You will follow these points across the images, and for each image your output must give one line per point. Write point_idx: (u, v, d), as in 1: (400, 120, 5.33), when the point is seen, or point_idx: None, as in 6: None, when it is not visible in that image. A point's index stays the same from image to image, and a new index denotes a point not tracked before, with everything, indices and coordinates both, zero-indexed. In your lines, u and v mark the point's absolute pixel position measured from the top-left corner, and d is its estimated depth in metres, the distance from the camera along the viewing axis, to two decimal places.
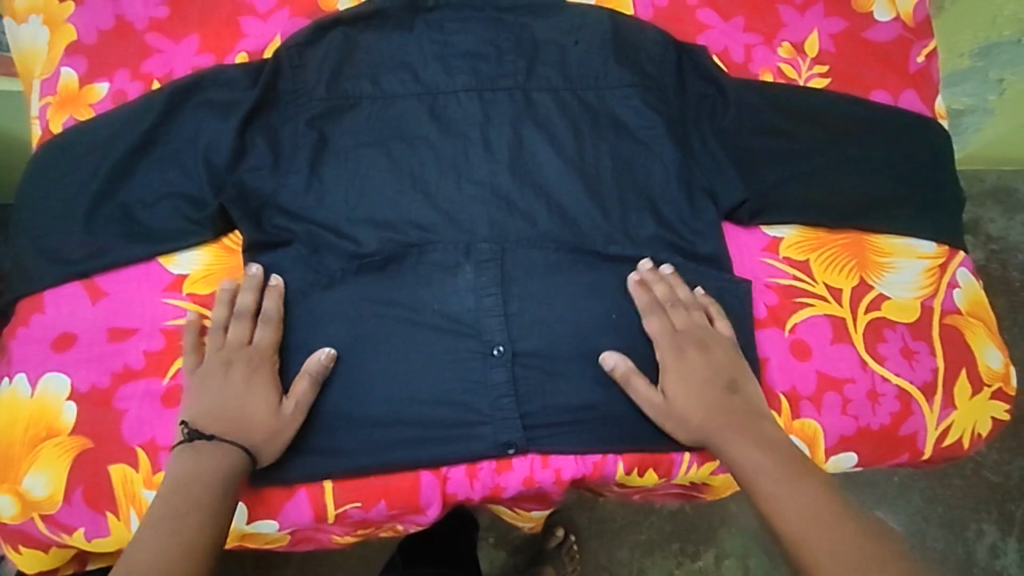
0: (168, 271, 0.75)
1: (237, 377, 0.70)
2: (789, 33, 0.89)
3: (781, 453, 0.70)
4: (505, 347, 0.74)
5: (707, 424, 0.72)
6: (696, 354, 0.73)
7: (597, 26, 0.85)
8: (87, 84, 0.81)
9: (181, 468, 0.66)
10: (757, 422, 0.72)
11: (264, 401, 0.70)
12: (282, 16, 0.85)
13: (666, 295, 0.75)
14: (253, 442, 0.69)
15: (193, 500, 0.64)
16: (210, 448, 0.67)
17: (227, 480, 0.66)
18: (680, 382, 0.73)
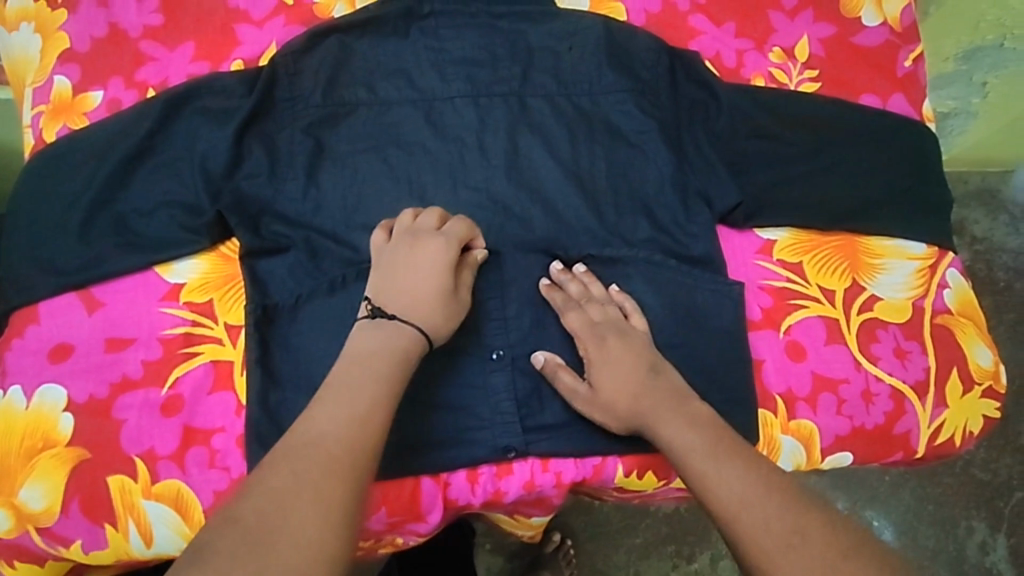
0: (165, 280, 0.75)
1: (426, 258, 0.70)
2: (779, 38, 0.90)
3: (722, 445, 0.67)
4: (504, 352, 0.75)
5: (637, 411, 0.71)
6: (616, 343, 0.73)
7: (590, 33, 0.86)
8: (81, 92, 0.81)
9: (367, 342, 0.65)
10: (693, 411, 0.70)
11: (445, 284, 0.70)
12: (277, 23, 0.85)
13: (580, 292, 0.75)
14: (429, 322, 0.68)
15: (364, 379, 0.62)
16: (388, 326, 0.67)
17: (400, 360, 0.65)
18: (604, 373, 0.72)
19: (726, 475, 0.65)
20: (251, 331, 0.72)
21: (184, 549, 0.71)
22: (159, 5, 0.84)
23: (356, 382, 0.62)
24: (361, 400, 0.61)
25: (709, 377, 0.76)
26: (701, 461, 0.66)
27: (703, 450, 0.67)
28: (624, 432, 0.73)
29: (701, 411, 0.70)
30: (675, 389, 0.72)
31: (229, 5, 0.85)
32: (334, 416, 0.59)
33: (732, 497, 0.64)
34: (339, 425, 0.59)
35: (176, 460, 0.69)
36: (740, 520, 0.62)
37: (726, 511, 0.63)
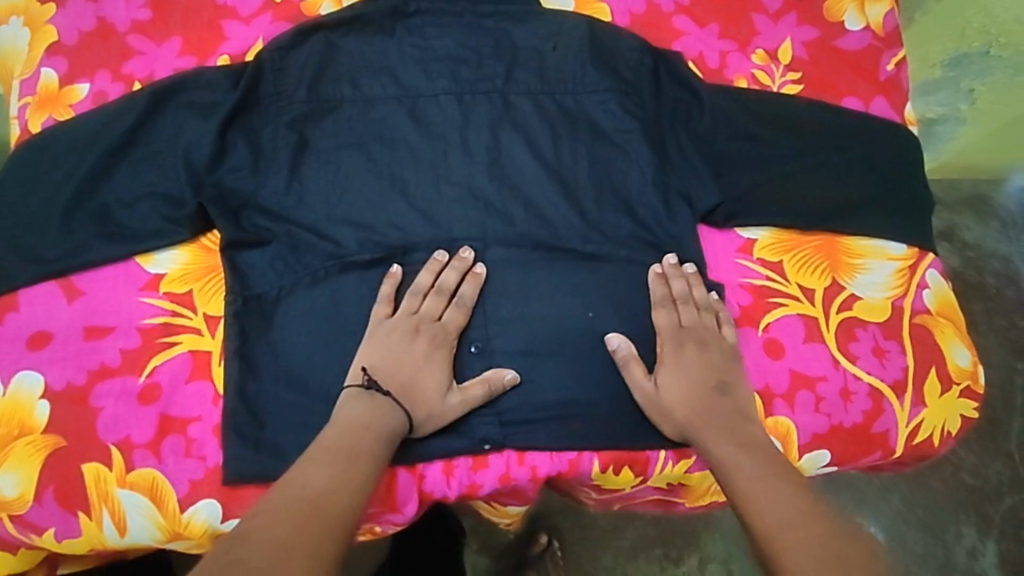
0: (145, 271, 0.75)
1: (422, 347, 0.72)
2: (762, 41, 0.91)
3: (775, 468, 0.68)
4: (481, 344, 0.75)
5: (693, 419, 0.73)
6: (694, 350, 0.75)
7: (575, 32, 0.87)
8: (67, 85, 0.82)
9: (360, 411, 0.68)
10: (746, 432, 0.72)
11: (439, 379, 0.72)
12: (264, 20, 0.86)
13: (679, 293, 0.77)
14: (417, 413, 0.71)
15: (359, 449, 0.66)
16: (383, 404, 0.69)
17: (389, 443, 0.68)
18: (673, 375, 0.74)
19: (776, 495, 0.65)
20: (231, 320, 0.73)
21: (159, 539, 0.71)
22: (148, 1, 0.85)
23: (352, 449, 0.65)
24: (349, 467, 0.64)
25: None
26: (752, 479, 0.67)
27: (755, 468, 0.68)
28: (675, 438, 0.75)
29: (753, 433, 0.72)
30: (732, 408, 0.74)
31: (217, 2, 0.86)
32: (327, 478, 0.62)
33: (779, 515, 0.63)
34: (326, 487, 0.62)
35: (151, 449, 0.70)
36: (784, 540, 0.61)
37: (769, 528, 0.62)
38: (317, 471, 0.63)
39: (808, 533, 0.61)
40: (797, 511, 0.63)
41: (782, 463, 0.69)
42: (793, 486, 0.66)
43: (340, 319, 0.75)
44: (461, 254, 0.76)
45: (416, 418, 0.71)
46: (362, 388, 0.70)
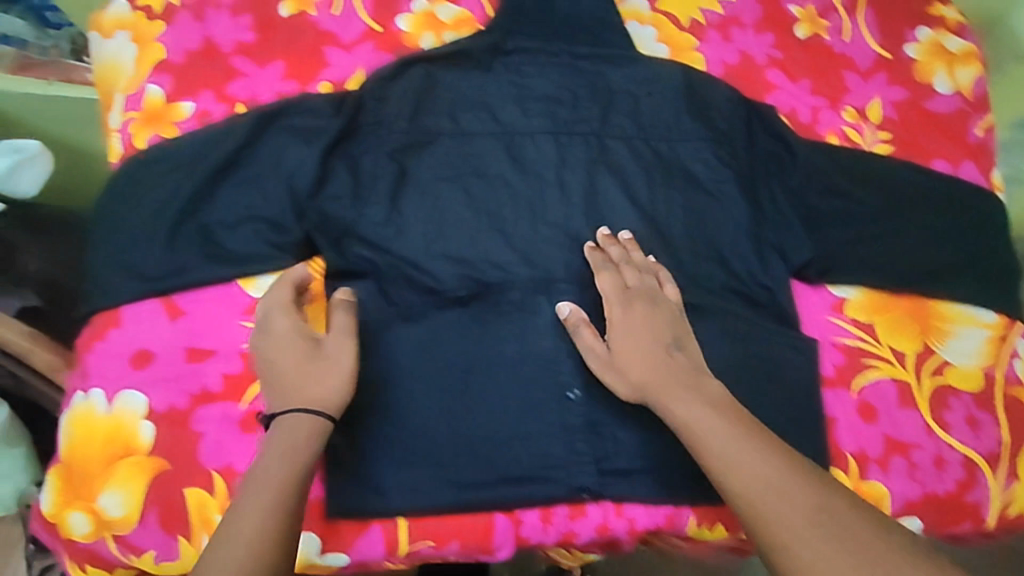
0: (246, 294, 0.76)
1: (303, 337, 0.68)
2: (853, 98, 0.91)
3: (748, 434, 0.65)
4: (580, 391, 0.75)
5: (647, 379, 0.69)
6: (644, 306, 0.73)
7: (672, 80, 0.88)
8: (173, 102, 0.82)
9: (272, 448, 0.63)
10: (709, 392, 0.69)
11: (296, 355, 0.67)
12: (366, 49, 0.86)
13: (608, 278, 0.76)
14: (314, 400, 0.65)
15: (269, 487, 0.61)
16: (289, 421, 0.64)
17: (311, 442, 0.63)
18: (625, 335, 0.72)
19: (756, 476, 0.63)
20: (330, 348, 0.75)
21: None
22: (252, 23, 0.86)
23: (256, 496, 0.60)
24: (269, 514, 0.60)
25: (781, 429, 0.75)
26: (733, 461, 0.64)
27: (724, 436, 0.65)
28: (628, 398, 0.72)
29: (713, 390, 0.69)
30: (685, 363, 0.71)
31: (319, 27, 0.86)
32: (237, 540, 0.58)
33: (771, 502, 0.62)
34: (249, 549, 0.58)
35: None
36: (781, 537, 0.60)
37: (757, 514, 0.62)
38: (234, 534, 0.58)
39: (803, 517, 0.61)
40: (781, 491, 0.62)
41: (750, 422, 0.67)
42: (767, 455, 0.64)
43: (438, 353, 0.76)
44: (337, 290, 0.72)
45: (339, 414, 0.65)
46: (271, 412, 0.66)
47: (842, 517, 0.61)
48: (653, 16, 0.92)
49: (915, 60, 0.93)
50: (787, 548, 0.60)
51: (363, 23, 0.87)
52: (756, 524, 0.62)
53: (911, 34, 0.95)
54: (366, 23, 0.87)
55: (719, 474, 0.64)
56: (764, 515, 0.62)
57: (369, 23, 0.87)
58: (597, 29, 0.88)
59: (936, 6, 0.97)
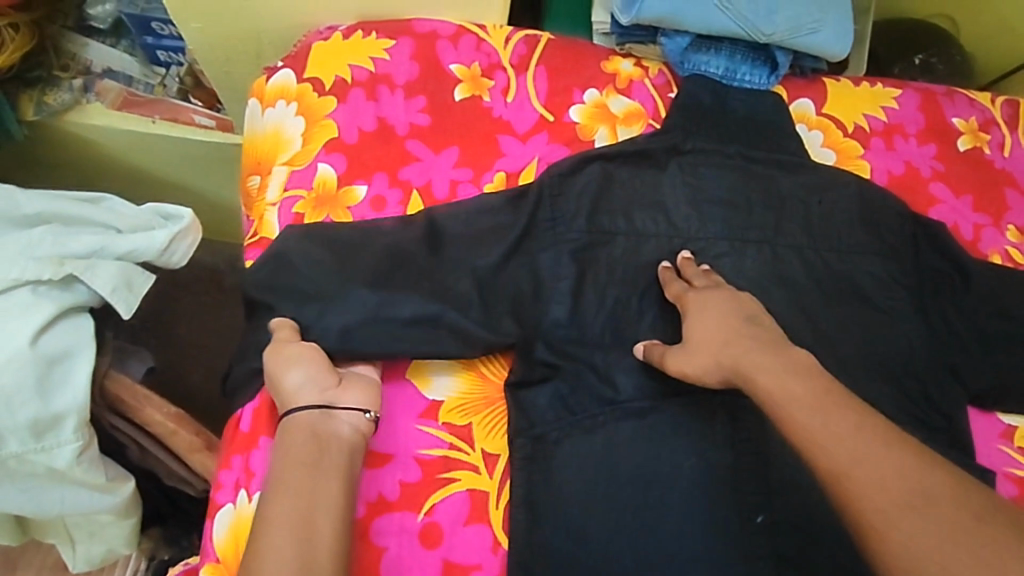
0: (423, 396, 0.73)
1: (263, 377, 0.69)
2: (1014, 216, 0.91)
3: (837, 405, 0.63)
4: (765, 517, 0.72)
5: (729, 354, 0.69)
6: (718, 294, 0.74)
7: (845, 190, 0.87)
8: (345, 185, 0.80)
9: (304, 435, 0.64)
10: (793, 363, 0.67)
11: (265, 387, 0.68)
12: (540, 139, 0.85)
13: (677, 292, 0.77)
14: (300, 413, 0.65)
15: (310, 468, 0.62)
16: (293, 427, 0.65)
17: (328, 436, 0.64)
18: (697, 320, 0.73)
19: (848, 448, 0.60)
20: (506, 458, 0.73)
21: None
22: (426, 105, 0.84)
23: (296, 477, 0.61)
24: (308, 494, 0.60)
25: None
26: (824, 433, 0.61)
27: (808, 404, 0.64)
28: (718, 386, 0.70)
29: (796, 360, 0.67)
30: (761, 336, 0.70)
31: (493, 114, 0.85)
32: (279, 519, 0.59)
33: (867, 473, 0.59)
34: (291, 536, 0.58)
35: None
36: (875, 507, 0.57)
37: (857, 489, 0.58)
38: (273, 545, 0.57)
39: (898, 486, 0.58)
40: (874, 460, 0.59)
41: (839, 393, 0.64)
42: (858, 427, 0.62)
43: (618, 467, 0.73)
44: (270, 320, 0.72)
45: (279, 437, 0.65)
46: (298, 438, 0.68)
47: (937, 496, 0.57)
48: (819, 120, 0.92)
49: None
50: (870, 516, 0.57)
51: (536, 112, 0.86)
52: (848, 493, 0.59)
53: None
54: (539, 112, 0.86)
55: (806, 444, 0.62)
56: (857, 489, 0.58)
57: (542, 112, 0.86)
58: (769, 133, 0.88)
59: None
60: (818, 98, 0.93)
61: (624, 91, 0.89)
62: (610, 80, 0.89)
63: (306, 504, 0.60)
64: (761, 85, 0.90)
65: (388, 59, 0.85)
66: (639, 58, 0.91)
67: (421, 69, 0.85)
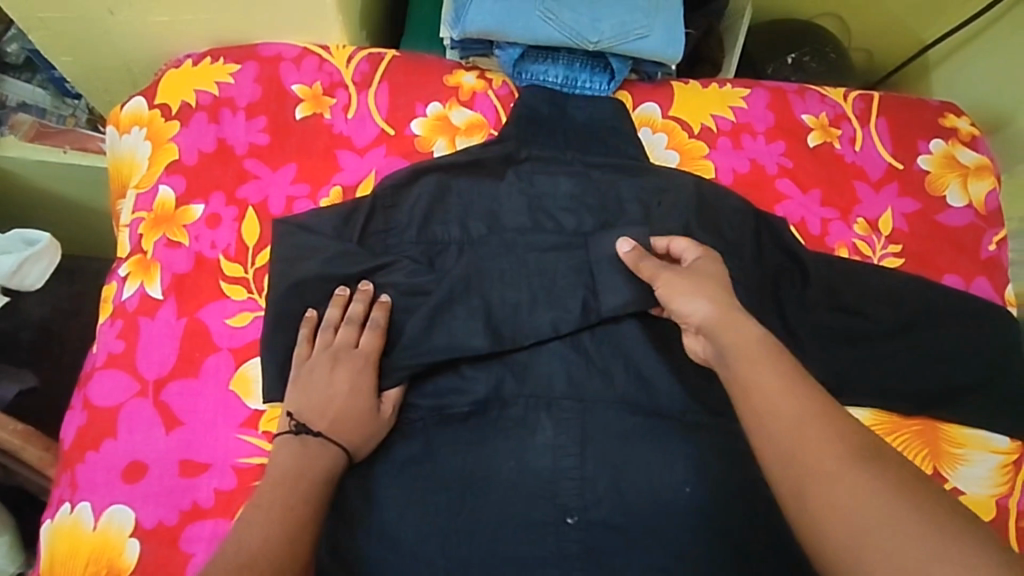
0: (246, 405, 0.75)
1: (341, 374, 0.73)
2: (864, 210, 0.92)
3: (788, 391, 0.61)
4: (578, 516, 0.73)
5: (726, 322, 0.67)
6: (708, 272, 0.73)
7: (683, 190, 0.87)
8: (183, 205, 0.83)
9: (312, 449, 0.70)
10: (749, 340, 0.65)
11: (347, 383, 0.73)
12: (378, 153, 0.87)
13: (650, 274, 0.75)
14: (350, 439, 0.72)
15: (304, 478, 0.68)
16: (314, 445, 0.70)
17: (328, 459, 0.70)
18: (691, 290, 0.71)
19: (783, 420, 0.59)
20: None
21: None
22: (266, 124, 0.87)
23: (299, 482, 0.67)
24: (299, 500, 0.66)
25: (785, 557, 0.74)
26: (763, 404, 0.61)
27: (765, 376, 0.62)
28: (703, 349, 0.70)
29: (759, 336, 0.65)
30: (729, 313, 0.67)
31: (333, 130, 0.87)
32: (272, 516, 0.64)
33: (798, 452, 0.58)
34: (282, 532, 0.63)
35: None
36: (797, 498, 0.56)
37: (781, 458, 0.58)
38: (263, 534, 0.63)
39: (826, 462, 0.56)
40: (808, 438, 0.58)
41: (796, 370, 0.63)
42: (805, 406, 0.60)
43: (434, 471, 0.74)
44: (380, 300, 0.78)
45: (350, 444, 0.71)
46: (282, 437, 0.71)
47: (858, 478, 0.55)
48: (664, 123, 0.93)
49: (928, 171, 0.94)
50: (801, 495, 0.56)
51: (377, 126, 0.88)
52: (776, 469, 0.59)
53: (924, 145, 0.95)
54: (380, 126, 0.88)
55: (747, 420, 0.62)
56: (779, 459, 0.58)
57: (383, 126, 0.88)
58: (607, 137, 0.89)
59: (949, 117, 0.97)
60: (664, 102, 0.94)
61: (467, 103, 0.91)
62: (452, 93, 0.91)
63: (303, 509, 0.66)
64: (600, 92, 0.92)
65: (233, 83, 0.89)
66: (482, 70, 0.93)
67: (264, 90, 0.88)
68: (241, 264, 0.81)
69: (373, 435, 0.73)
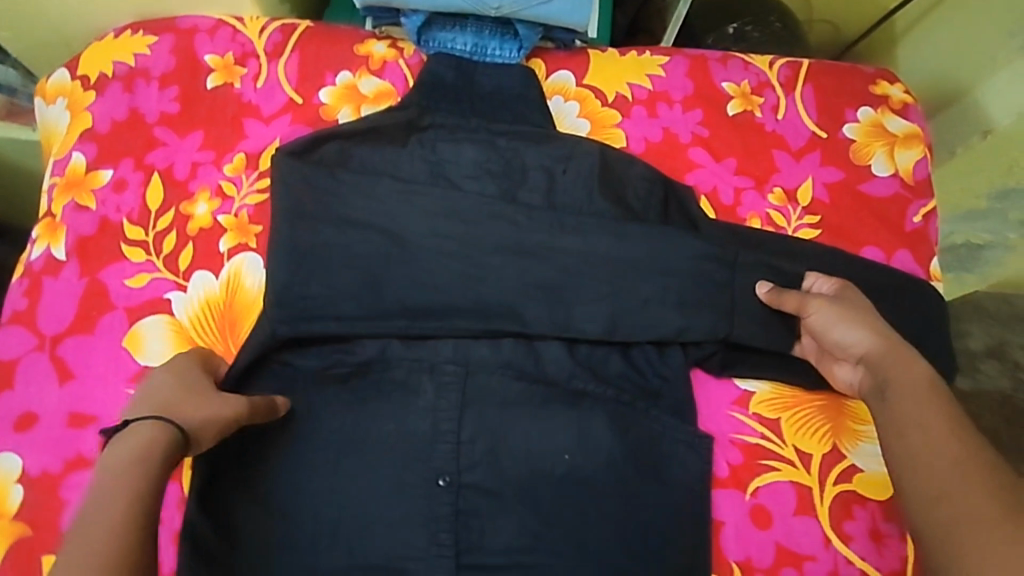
0: (136, 360, 0.77)
1: (158, 374, 0.69)
2: (782, 179, 0.89)
3: (947, 438, 0.63)
4: (451, 478, 0.73)
5: (885, 356, 0.70)
6: (853, 296, 0.76)
7: (586, 158, 0.86)
8: (93, 170, 0.86)
9: (132, 439, 0.60)
10: (918, 378, 0.68)
11: (166, 376, 0.68)
12: (284, 120, 0.88)
13: (796, 304, 0.76)
14: (180, 413, 0.64)
15: (119, 471, 0.58)
16: (134, 432, 0.61)
17: (155, 437, 0.60)
18: (853, 322, 0.73)
19: (933, 438, 0.63)
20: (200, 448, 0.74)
21: None
22: (178, 94, 0.89)
23: (112, 478, 0.57)
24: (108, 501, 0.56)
25: (661, 528, 0.73)
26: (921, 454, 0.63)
27: (927, 411, 0.66)
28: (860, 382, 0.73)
29: (922, 368, 0.69)
30: (892, 345, 0.71)
31: (242, 99, 0.89)
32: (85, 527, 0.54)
33: (965, 498, 0.58)
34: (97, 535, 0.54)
35: None
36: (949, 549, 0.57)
37: (936, 519, 0.59)
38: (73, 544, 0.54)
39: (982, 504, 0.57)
40: (967, 486, 0.59)
41: (945, 404, 0.66)
42: (956, 447, 0.62)
43: (311, 430, 0.74)
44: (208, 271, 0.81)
45: (190, 424, 0.63)
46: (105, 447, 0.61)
47: (980, 518, 0.56)
48: (577, 92, 0.92)
49: (853, 141, 0.90)
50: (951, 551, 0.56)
51: (285, 95, 0.89)
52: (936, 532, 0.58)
53: (851, 113, 0.91)
54: (288, 95, 0.89)
55: (903, 472, 0.64)
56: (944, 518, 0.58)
57: (291, 95, 0.89)
58: (514, 104, 0.88)
59: (881, 84, 0.94)
60: (578, 70, 0.93)
61: (376, 71, 0.91)
62: (362, 62, 0.91)
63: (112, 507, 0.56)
64: (509, 59, 0.91)
65: (149, 54, 0.91)
66: (395, 40, 0.93)
67: (177, 61, 0.90)
68: (143, 228, 0.83)
69: (218, 416, 0.65)
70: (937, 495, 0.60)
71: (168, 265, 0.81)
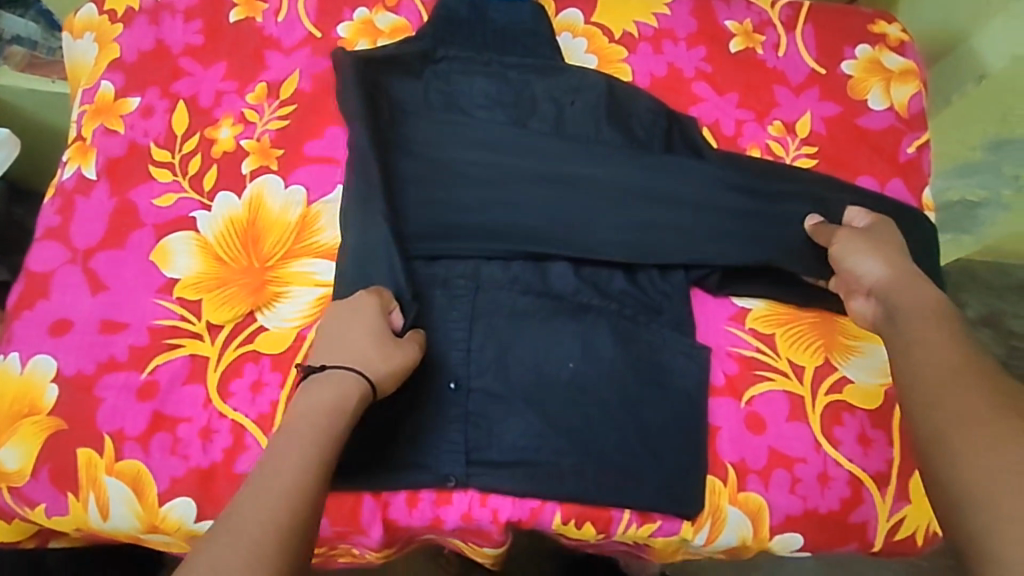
0: (163, 274, 0.82)
1: (352, 313, 0.73)
2: (781, 113, 0.92)
3: (948, 353, 0.61)
4: (461, 382, 0.77)
5: (895, 282, 0.70)
6: (883, 234, 0.77)
7: (593, 90, 0.89)
8: (120, 98, 0.90)
9: (330, 383, 0.66)
10: (924, 301, 0.67)
11: (364, 316, 0.72)
12: (303, 53, 0.92)
13: (826, 239, 0.79)
14: (372, 366, 0.69)
15: (321, 408, 0.64)
16: (331, 379, 0.67)
17: (350, 389, 0.66)
18: (870, 252, 0.74)
19: (933, 353, 0.62)
20: (224, 362, 0.78)
21: (138, 528, 0.76)
22: (202, 27, 0.93)
23: (313, 412, 0.64)
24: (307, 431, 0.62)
25: (657, 431, 0.77)
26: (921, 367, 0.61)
27: (930, 330, 0.64)
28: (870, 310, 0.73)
29: (934, 295, 0.68)
30: (904, 273, 0.71)
31: (264, 32, 0.93)
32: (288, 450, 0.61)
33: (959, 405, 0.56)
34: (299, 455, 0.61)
35: (141, 442, 0.76)
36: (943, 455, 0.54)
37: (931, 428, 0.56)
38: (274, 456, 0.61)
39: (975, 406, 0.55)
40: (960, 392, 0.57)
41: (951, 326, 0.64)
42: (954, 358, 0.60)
43: None
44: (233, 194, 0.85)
45: (378, 376, 0.69)
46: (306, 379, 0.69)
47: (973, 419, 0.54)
48: (585, 29, 0.95)
49: (851, 76, 0.93)
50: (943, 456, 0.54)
51: (306, 29, 0.93)
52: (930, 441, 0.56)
53: (849, 51, 0.95)
54: (307, 29, 0.93)
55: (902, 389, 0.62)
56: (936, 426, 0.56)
57: (311, 29, 0.93)
58: (525, 39, 0.92)
59: (880, 24, 0.97)
60: (587, 8, 0.96)
61: (392, 8, 0.95)
62: None
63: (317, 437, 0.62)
64: None
65: None
66: None
67: None
68: (169, 151, 0.87)
69: (400, 370, 0.71)
70: (935, 403, 0.58)
71: (193, 186, 0.85)
